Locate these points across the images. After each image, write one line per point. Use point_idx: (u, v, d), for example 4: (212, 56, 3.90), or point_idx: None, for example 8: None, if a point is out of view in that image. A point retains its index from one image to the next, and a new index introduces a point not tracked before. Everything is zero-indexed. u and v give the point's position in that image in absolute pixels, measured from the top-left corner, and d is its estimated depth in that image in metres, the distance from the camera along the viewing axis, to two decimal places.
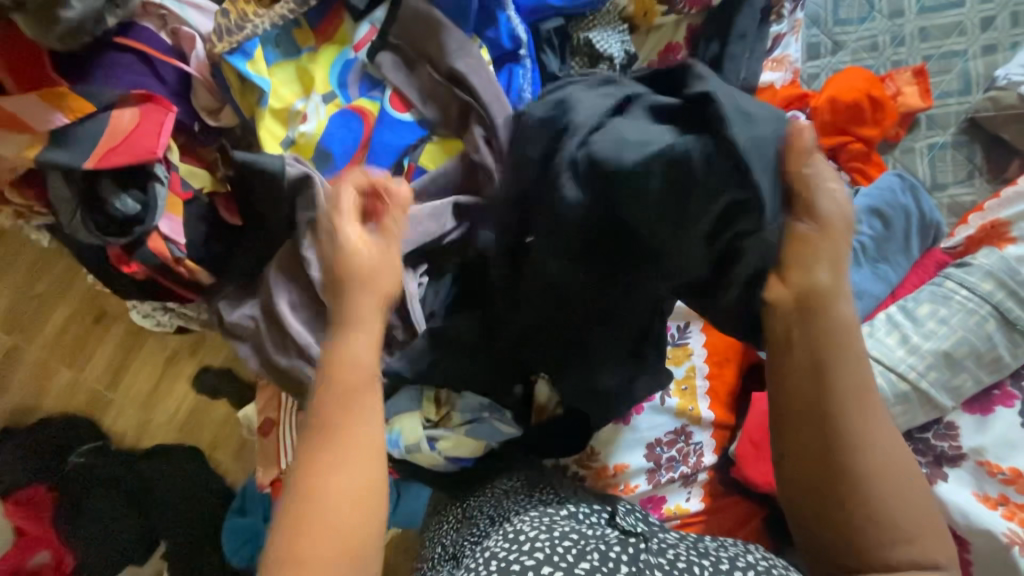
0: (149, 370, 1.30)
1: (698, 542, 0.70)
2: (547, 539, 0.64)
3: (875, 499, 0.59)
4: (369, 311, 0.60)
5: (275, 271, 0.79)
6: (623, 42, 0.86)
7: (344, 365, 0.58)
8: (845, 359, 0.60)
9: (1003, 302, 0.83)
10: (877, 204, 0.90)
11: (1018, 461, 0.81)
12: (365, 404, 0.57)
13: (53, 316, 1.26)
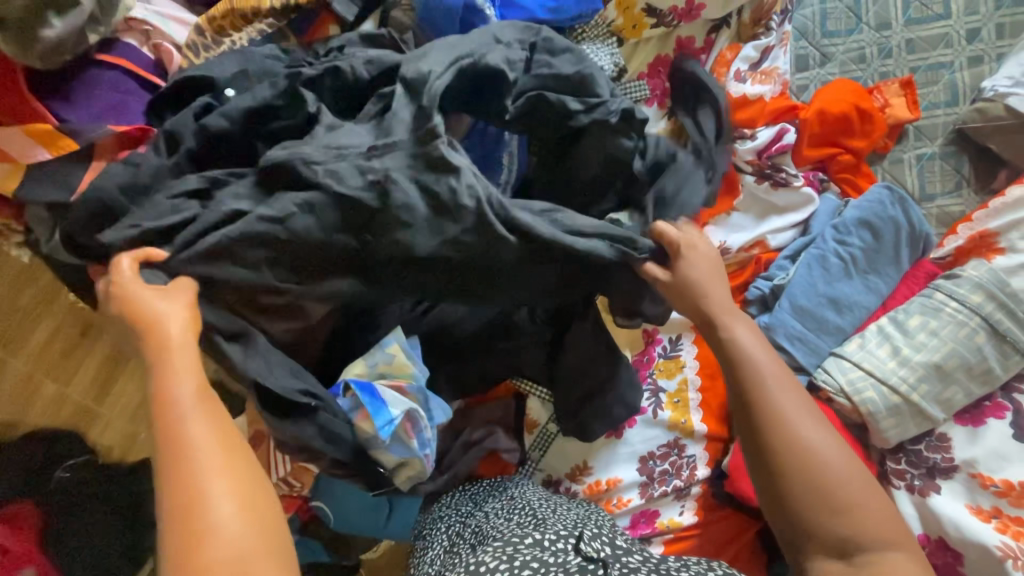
0: (136, 382, 1.31)
1: (661, 564, 0.68)
2: (507, 570, 0.63)
3: (812, 485, 0.61)
4: (180, 350, 0.57)
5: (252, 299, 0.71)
6: (612, 54, 0.87)
7: (167, 402, 0.54)
8: (755, 360, 0.67)
9: (993, 314, 0.82)
10: (866, 215, 0.89)
11: (1011, 473, 0.81)
12: (182, 441, 0.52)
13: (34, 332, 1.26)
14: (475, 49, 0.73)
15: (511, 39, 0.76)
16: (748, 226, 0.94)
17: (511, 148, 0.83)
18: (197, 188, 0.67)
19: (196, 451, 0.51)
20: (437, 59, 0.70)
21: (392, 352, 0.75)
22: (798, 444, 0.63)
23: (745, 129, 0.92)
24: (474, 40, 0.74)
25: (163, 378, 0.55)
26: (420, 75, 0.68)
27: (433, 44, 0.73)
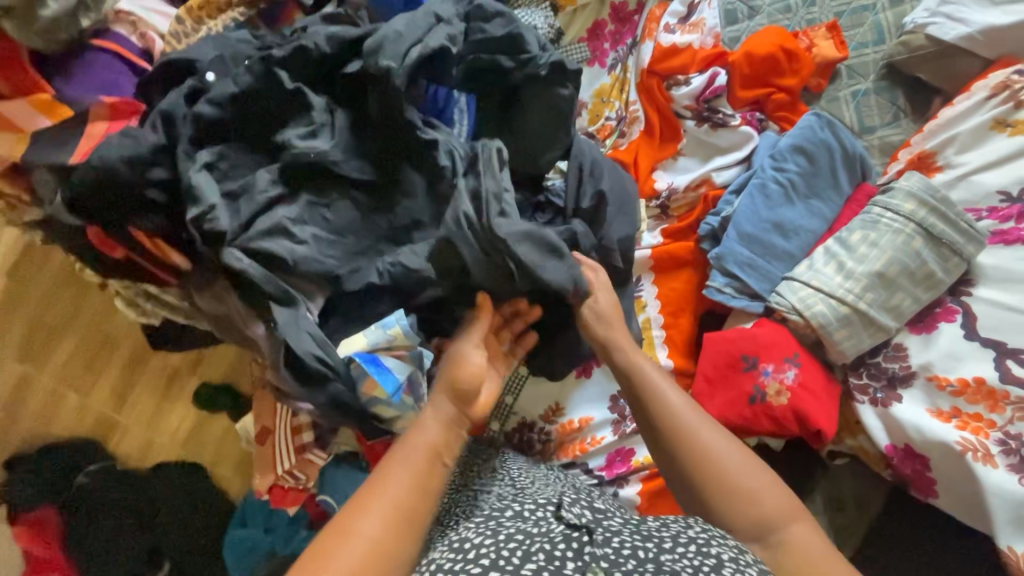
0: (151, 390, 1.45)
1: (641, 525, 0.68)
2: (491, 543, 0.62)
3: (720, 481, 0.69)
4: (430, 419, 0.70)
5: (236, 249, 0.79)
6: (547, 18, 0.97)
7: (387, 464, 0.66)
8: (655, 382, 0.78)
9: (926, 219, 0.85)
10: (799, 142, 0.93)
11: (966, 371, 0.82)
12: (356, 501, 0.63)
13: (57, 348, 1.42)
14: (421, 33, 0.81)
15: (449, 15, 0.84)
16: (694, 168, 1.01)
17: (461, 105, 0.88)
18: (209, 161, 0.80)
19: (358, 505, 0.63)
20: (391, 47, 0.80)
21: (392, 334, 0.81)
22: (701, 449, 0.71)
23: (680, 76, 1.00)
24: (418, 22, 0.82)
25: (407, 436, 0.69)
26: (381, 68, 0.79)
27: (381, 29, 0.81)
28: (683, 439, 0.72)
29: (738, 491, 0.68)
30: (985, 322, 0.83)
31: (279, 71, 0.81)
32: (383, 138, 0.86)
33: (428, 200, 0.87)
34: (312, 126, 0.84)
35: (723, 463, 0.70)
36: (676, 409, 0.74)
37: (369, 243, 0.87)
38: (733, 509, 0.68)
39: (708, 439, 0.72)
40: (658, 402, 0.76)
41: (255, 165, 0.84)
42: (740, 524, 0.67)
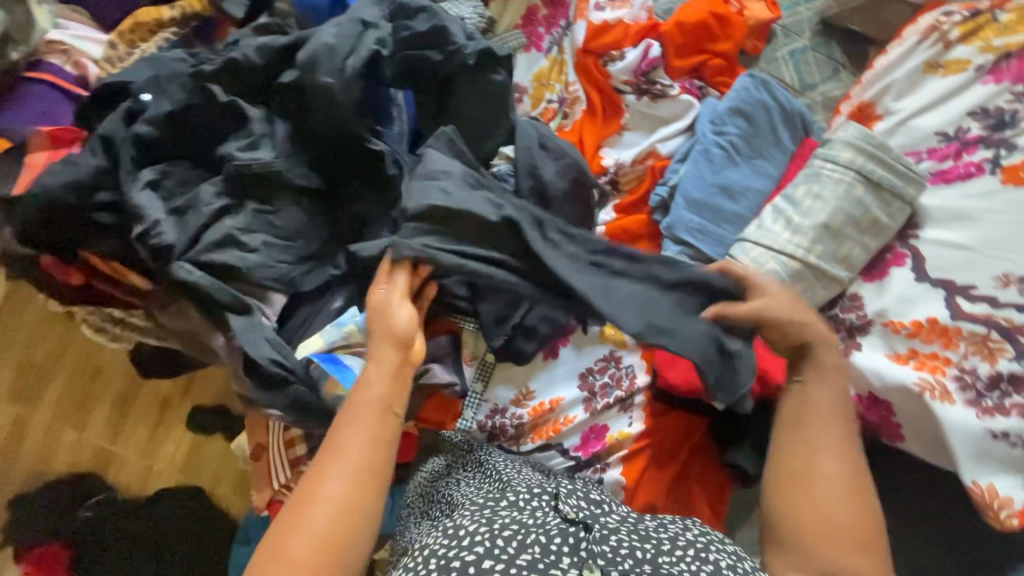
0: (144, 420, 1.46)
1: (638, 523, 0.72)
2: (487, 532, 0.65)
3: (817, 510, 0.67)
4: (377, 379, 0.74)
5: (187, 264, 0.81)
6: (475, 8, 0.98)
7: (343, 432, 0.70)
8: (819, 384, 0.74)
9: (865, 166, 0.85)
10: (736, 104, 0.95)
11: (919, 313, 0.82)
12: (317, 470, 0.68)
13: (49, 386, 1.45)
14: (351, 44, 0.83)
15: (375, 18, 0.85)
16: (640, 141, 1.02)
17: (399, 102, 0.93)
18: (152, 179, 0.82)
19: (322, 477, 0.67)
20: (327, 62, 0.81)
21: (347, 331, 0.82)
22: (817, 475, 0.69)
23: (615, 52, 1.01)
24: (346, 32, 0.83)
25: (357, 399, 0.73)
26: (320, 84, 0.82)
27: (312, 40, 0.82)
28: (799, 462, 0.71)
29: (839, 531, 0.66)
30: (934, 262, 0.83)
31: (212, 86, 0.83)
32: (323, 146, 0.87)
33: (373, 199, 0.88)
34: (250, 138, 0.85)
35: (826, 496, 0.68)
36: (813, 423, 0.72)
37: (321, 245, 0.88)
38: (817, 554, 0.66)
39: (825, 473, 0.69)
40: (795, 414, 0.74)
41: (198, 179, 0.85)
42: (818, 568, 0.65)
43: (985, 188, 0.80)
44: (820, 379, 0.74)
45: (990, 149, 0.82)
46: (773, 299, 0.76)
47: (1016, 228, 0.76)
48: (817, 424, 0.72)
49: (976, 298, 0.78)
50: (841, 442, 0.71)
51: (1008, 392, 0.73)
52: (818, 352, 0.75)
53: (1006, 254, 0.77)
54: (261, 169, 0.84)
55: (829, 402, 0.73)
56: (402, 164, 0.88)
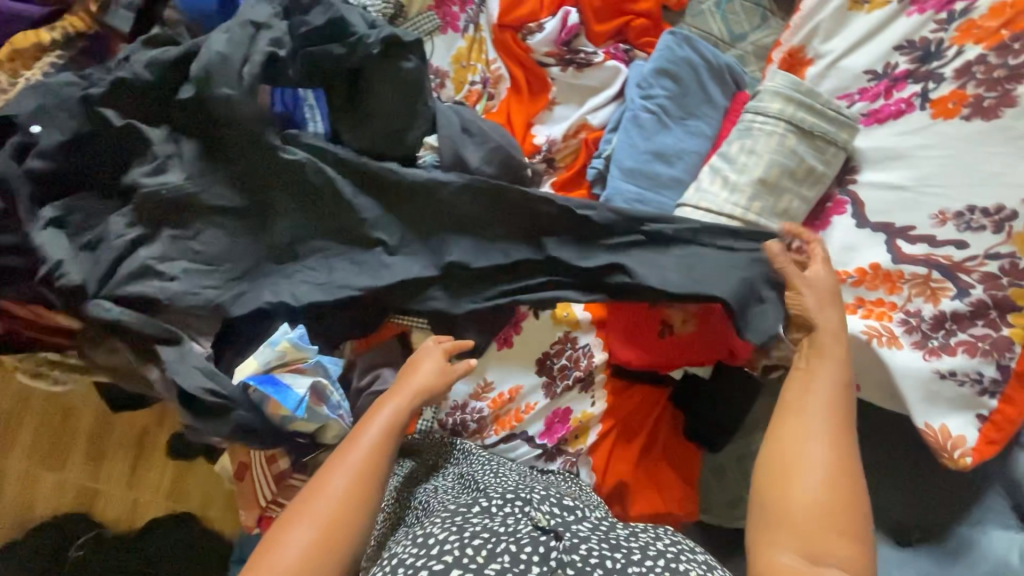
0: (123, 453, 1.43)
1: (609, 532, 0.67)
2: (456, 541, 0.61)
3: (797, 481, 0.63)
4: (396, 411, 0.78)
5: (105, 301, 0.77)
6: None
7: (351, 448, 0.73)
8: (826, 369, 0.71)
9: (795, 115, 0.83)
10: (661, 65, 0.91)
11: (862, 260, 0.79)
12: (320, 480, 0.70)
13: (19, 432, 1.42)
14: (245, 49, 0.78)
15: (267, 17, 0.80)
16: (571, 114, 0.99)
17: (310, 101, 0.88)
18: (55, 216, 0.78)
19: (324, 485, 0.69)
20: (222, 73, 0.77)
21: (281, 349, 0.80)
22: (802, 448, 0.65)
23: (532, 24, 0.98)
24: (237, 38, 0.78)
25: (369, 422, 0.77)
26: (222, 99, 0.77)
27: (202, 51, 0.77)
28: (777, 447, 0.66)
29: (809, 517, 0.61)
30: (873, 207, 0.81)
31: (105, 111, 0.79)
32: (236, 163, 0.83)
33: (296, 209, 0.85)
34: (155, 161, 0.80)
35: (802, 481, 0.63)
36: (809, 401, 0.69)
37: (249, 266, 0.84)
38: (782, 538, 0.60)
39: (805, 460, 0.64)
40: (794, 392, 0.70)
41: (105, 210, 0.81)
42: (794, 542, 0.60)
43: (916, 125, 0.79)
44: (809, 374, 0.71)
45: (918, 84, 0.80)
46: (811, 278, 0.76)
47: (948, 163, 0.75)
48: (799, 414, 0.68)
49: (915, 239, 0.76)
50: (834, 425, 0.67)
51: (953, 331, 0.73)
52: (813, 349, 0.72)
53: (940, 190, 0.75)
54: (169, 193, 0.80)
55: (823, 397, 0.69)
56: (319, 163, 0.84)
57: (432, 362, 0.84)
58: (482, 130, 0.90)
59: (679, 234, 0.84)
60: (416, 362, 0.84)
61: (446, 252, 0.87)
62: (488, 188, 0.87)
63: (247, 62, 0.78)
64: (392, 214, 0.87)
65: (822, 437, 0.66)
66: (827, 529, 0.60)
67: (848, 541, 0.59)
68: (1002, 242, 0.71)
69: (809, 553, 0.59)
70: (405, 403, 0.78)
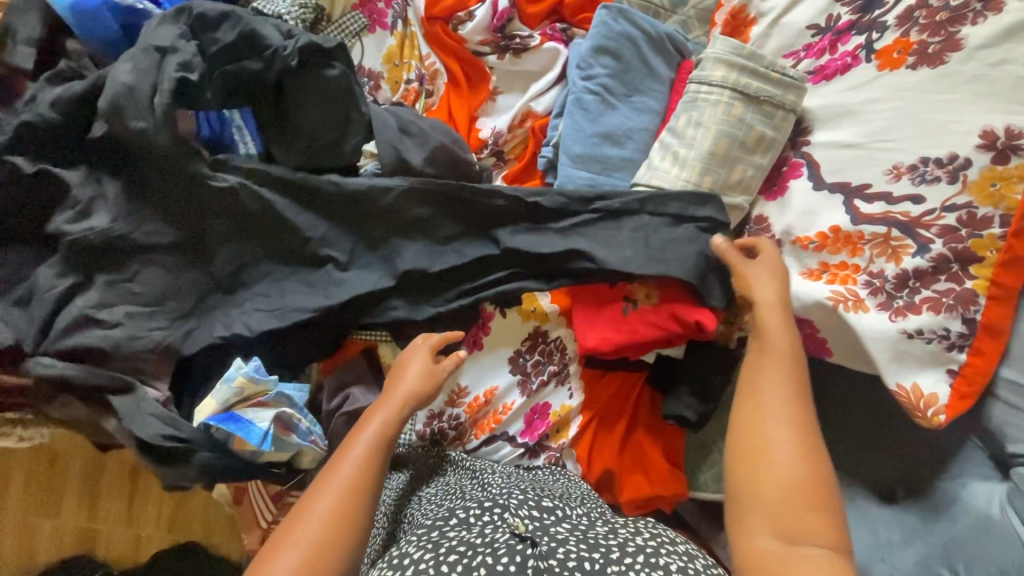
0: (118, 492, 1.40)
1: (588, 531, 0.66)
2: (432, 559, 0.60)
3: (759, 462, 0.62)
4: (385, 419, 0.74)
5: (47, 356, 0.75)
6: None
7: (339, 464, 0.69)
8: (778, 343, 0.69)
9: (739, 81, 0.80)
10: (598, 42, 0.88)
11: (823, 224, 0.77)
12: (307, 501, 0.66)
13: (8, 484, 1.39)
14: (152, 77, 0.75)
15: (171, 41, 0.76)
16: (514, 103, 0.95)
17: (237, 122, 0.83)
18: None
19: (311, 506, 0.65)
20: (130, 104, 0.74)
21: (238, 385, 0.76)
22: (761, 428, 0.64)
23: (462, 13, 0.94)
24: (142, 66, 0.75)
25: (358, 434, 0.73)
26: (133, 132, 0.75)
27: (106, 83, 0.75)
28: (746, 429, 0.64)
29: (778, 496, 0.59)
30: (829, 167, 0.78)
31: (15, 160, 0.76)
32: (161, 198, 0.79)
33: (234, 237, 0.81)
34: (78, 206, 0.77)
35: (771, 461, 0.61)
36: (766, 377, 0.67)
37: (194, 302, 0.81)
38: (760, 522, 0.59)
39: (771, 438, 0.63)
40: (752, 370, 0.69)
41: (35, 262, 0.78)
42: (763, 524, 0.59)
43: (862, 79, 0.76)
44: (772, 348, 0.69)
45: (862, 35, 0.77)
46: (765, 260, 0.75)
47: (897, 116, 0.73)
48: (766, 390, 0.66)
49: (872, 197, 0.74)
50: (792, 398, 0.65)
51: (917, 288, 0.71)
52: (765, 326, 0.71)
53: (892, 143, 0.73)
54: (96, 238, 0.77)
55: (784, 371, 0.67)
56: (252, 185, 0.80)
57: (418, 362, 0.80)
58: (422, 131, 0.86)
59: (627, 206, 0.82)
60: (403, 363, 0.81)
61: (397, 262, 0.83)
62: (433, 189, 0.83)
63: (156, 91, 0.75)
64: (336, 230, 0.83)
65: (780, 413, 0.64)
66: (800, 506, 0.58)
67: (818, 514, 0.58)
68: (958, 192, 0.69)
69: (780, 532, 0.58)
70: (395, 411, 0.75)
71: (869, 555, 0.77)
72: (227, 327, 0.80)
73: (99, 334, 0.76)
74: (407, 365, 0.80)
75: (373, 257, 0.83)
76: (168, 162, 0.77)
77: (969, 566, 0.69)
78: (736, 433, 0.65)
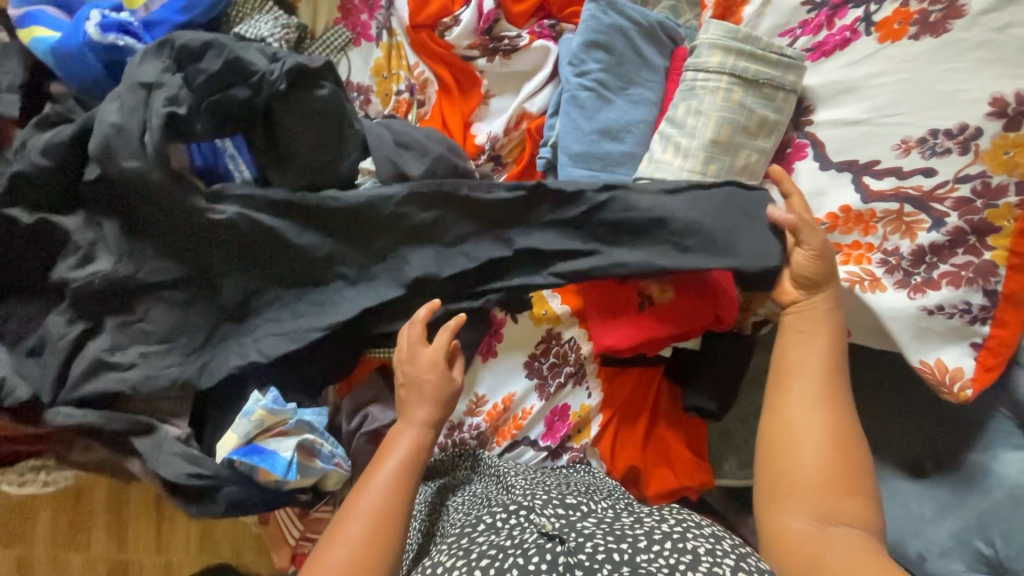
0: (144, 522, 1.41)
1: (613, 524, 0.65)
2: (463, 566, 0.59)
3: (795, 447, 0.64)
4: (412, 436, 0.74)
5: (65, 405, 0.75)
6: (276, 20, 0.88)
7: (365, 484, 0.69)
8: (822, 330, 0.70)
9: (737, 66, 0.78)
10: (588, 37, 0.86)
11: (833, 204, 0.76)
12: (342, 518, 0.66)
13: (36, 522, 1.39)
14: (140, 115, 0.74)
15: (156, 76, 0.75)
16: (508, 105, 0.93)
17: (230, 151, 0.83)
18: None
19: (346, 525, 0.65)
20: (121, 145, 0.73)
21: (258, 418, 0.76)
22: (797, 414, 0.66)
23: (447, 19, 0.92)
24: (129, 105, 0.74)
25: (387, 449, 0.73)
26: (128, 173, 0.74)
27: (95, 126, 0.74)
28: (777, 416, 0.66)
29: (814, 480, 0.62)
30: (834, 145, 0.76)
31: (13, 212, 0.76)
32: (160, 235, 0.78)
33: (240, 267, 0.80)
34: (80, 251, 0.77)
35: (803, 449, 0.63)
36: (803, 362, 0.68)
37: (206, 335, 0.80)
38: (795, 505, 0.62)
39: (809, 424, 0.65)
40: (786, 354, 0.70)
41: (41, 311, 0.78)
42: (802, 506, 0.61)
43: (862, 54, 0.75)
44: (812, 335, 0.70)
45: (859, 8, 0.76)
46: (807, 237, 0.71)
47: (902, 89, 0.72)
48: (798, 376, 0.68)
49: (882, 174, 0.73)
50: (828, 386, 0.67)
51: (934, 264, 0.70)
52: (805, 309, 0.71)
53: (899, 117, 0.72)
54: (100, 282, 0.76)
55: (821, 357, 0.68)
56: (252, 213, 0.79)
57: (431, 356, 0.77)
58: (419, 143, 0.84)
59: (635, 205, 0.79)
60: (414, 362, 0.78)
61: (406, 279, 0.81)
62: (434, 200, 0.81)
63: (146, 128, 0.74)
64: (341, 250, 0.82)
65: (817, 401, 0.66)
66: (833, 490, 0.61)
67: (852, 500, 0.61)
68: (971, 162, 0.67)
69: (816, 514, 0.60)
70: (420, 430, 0.75)
71: (904, 532, 0.77)
72: (239, 358, 0.79)
73: (113, 377, 0.76)
74: (417, 366, 0.77)
75: (381, 274, 0.82)
76: (163, 198, 0.76)
77: (1006, 538, 0.69)
78: (771, 418, 0.67)
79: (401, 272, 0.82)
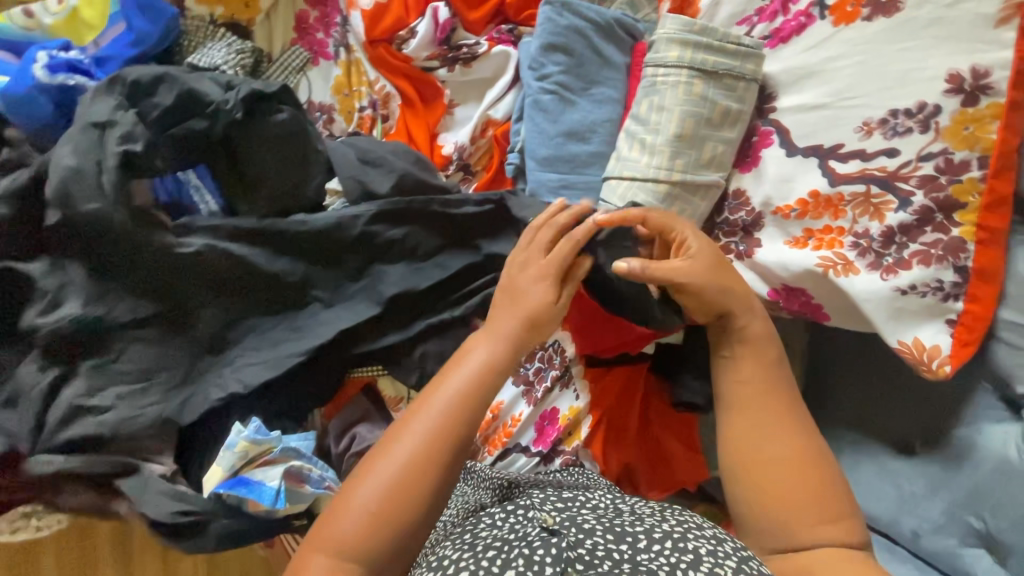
0: (148, 556, 1.40)
1: (613, 521, 0.61)
2: (470, 558, 0.55)
3: (761, 477, 0.65)
4: (478, 362, 0.71)
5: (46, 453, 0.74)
6: (229, 46, 0.87)
7: (411, 418, 0.68)
8: (756, 353, 0.71)
9: (695, 59, 0.78)
10: (546, 39, 0.85)
11: (802, 190, 0.75)
12: (373, 459, 0.67)
13: (39, 568, 1.38)
14: (96, 154, 0.73)
15: (108, 114, 0.74)
16: (472, 114, 0.92)
17: (194, 181, 0.82)
18: None
19: (378, 464, 0.66)
20: (79, 187, 0.73)
21: (241, 450, 0.75)
22: (753, 447, 0.66)
23: (403, 31, 0.91)
24: (83, 145, 0.73)
25: (447, 379, 0.70)
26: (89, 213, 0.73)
27: (53, 169, 0.73)
28: (737, 451, 0.67)
29: (787, 508, 0.63)
30: (799, 131, 0.76)
31: None
32: (127, 273, 0.77)
33: (212, 298, 0.79)
34: (47, 297, 0.76)
35: (771, 479, 0.64)
36: (745, 391, 0.69)
37: (184, 371, 0.79)
38: (772, 533, 0.63)
39: (769, 453, 0.65)
40: (730, 387, 0.71)
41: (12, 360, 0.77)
42: (782, 533, 0.62)
43: (818, 38, 0.75)
44: (745, 360, 0.70)
45: None
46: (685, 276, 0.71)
47: (859, 70, 0.71)
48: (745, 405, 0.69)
49: (847, 157, 0.72)
50: (778, 411, 0.68)
51: (904, 243, 0.70)
52: (739, 333, 0.72)
53: (860, 99, 0.72)
54: (70, 326, 0.75)
55: (761, 382, 0.69)
56: (220, 244, 0.78)
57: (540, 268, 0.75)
58: (384, 159, 0.83)
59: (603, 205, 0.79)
60: (511, 279, 0.76)
61: (381, 297, 0.81)
62: (404, 216, 0.81)
63: (103, 167, 0.73)
64: (313, 274, 0.81)
65: (767, 428, 0.67)
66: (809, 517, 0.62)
67: (829, 517, 0.62)
68: (932, 140, 0.67)
69: (793, 540, 0.62)
70: (498, 351, 0.72)
71: (897, 510, 0.78)
72: (219, 390, 0.78)
73: (93, 421, 0.75)
74: (515, 286, 0.75)
75: (356, 294, 0.81)
76: (127, 236, 0.75)
77: (996, 510, 0.69)
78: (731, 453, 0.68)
79: (376, 291, 0.81)
